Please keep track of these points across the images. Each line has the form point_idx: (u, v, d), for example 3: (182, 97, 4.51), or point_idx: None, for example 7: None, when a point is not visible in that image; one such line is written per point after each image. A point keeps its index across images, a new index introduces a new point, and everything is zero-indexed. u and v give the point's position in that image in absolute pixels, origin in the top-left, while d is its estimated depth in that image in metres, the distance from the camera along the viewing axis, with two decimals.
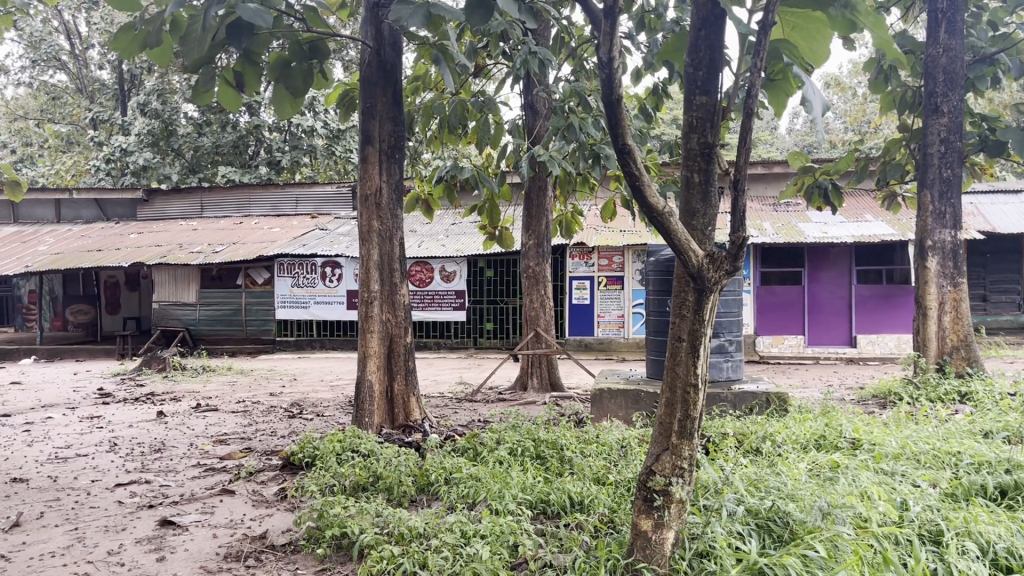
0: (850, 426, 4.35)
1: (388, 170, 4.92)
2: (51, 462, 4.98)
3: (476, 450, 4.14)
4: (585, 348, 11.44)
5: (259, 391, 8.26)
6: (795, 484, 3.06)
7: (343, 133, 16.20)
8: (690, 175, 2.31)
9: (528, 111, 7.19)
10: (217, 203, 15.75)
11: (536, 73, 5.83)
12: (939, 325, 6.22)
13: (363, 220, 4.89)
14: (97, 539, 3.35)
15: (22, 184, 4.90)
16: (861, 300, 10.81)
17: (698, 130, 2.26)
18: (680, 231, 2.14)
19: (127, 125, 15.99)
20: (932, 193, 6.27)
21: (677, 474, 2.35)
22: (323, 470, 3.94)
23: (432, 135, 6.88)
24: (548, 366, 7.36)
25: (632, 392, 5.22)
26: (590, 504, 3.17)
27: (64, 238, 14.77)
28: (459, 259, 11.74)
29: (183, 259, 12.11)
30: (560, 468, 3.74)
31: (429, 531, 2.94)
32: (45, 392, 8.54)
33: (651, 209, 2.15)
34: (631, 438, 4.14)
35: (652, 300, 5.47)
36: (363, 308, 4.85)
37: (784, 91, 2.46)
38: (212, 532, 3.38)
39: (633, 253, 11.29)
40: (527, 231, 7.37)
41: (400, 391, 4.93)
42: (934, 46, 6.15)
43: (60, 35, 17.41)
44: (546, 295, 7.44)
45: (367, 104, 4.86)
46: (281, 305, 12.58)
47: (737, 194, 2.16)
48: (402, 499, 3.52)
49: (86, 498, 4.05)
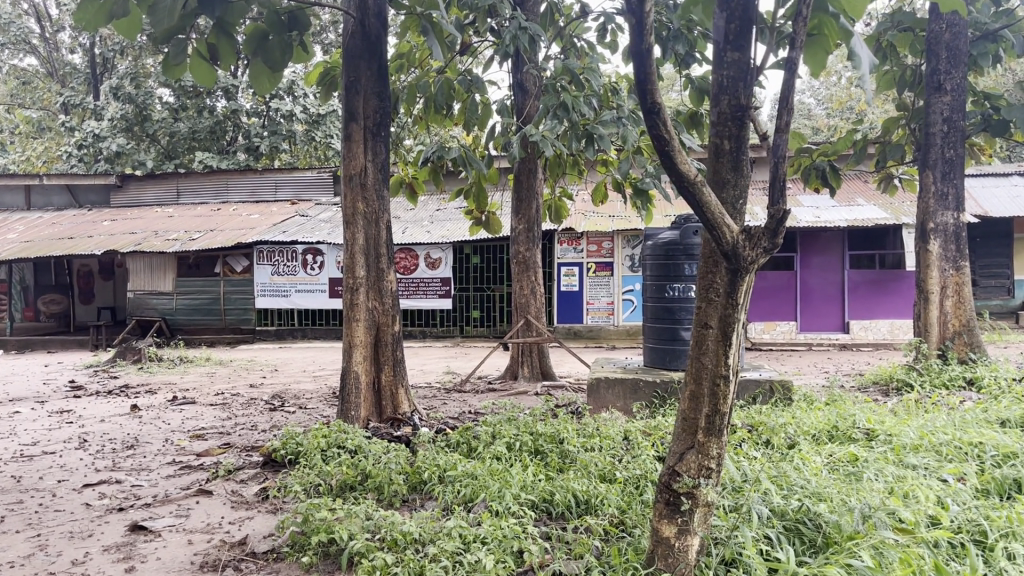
0: (863, 416, 4.13)
1: (373, 149, 4.65)
2: (16, 461, 4.68)
3: (470, 446, 3.90)
4: (574, 335, 11.22)
5: (239, 383, 7.98)
6: (818, 480, 2.86)
7: (324, 118, 15.86)
8: (719, 141, 2.06)
9: (517, 91, 6.92)
10: (194, 190, 15.39)
11: (526, 51, 5.55)
12: (941, 310, 6.05)
13: (347, 202, 4.61)
14: (61, 547, 3.07)
15: None
16: (854, 286, 10.64)
17: (729, 92, 2.02)
18: (715, 204, 1.90)
19: (100, 109, 15.52)
20: (935, 174, 6.06)
21: (705, 475, 2.12)
22: (308, 468, 3.66)
23: (417, 115, 6.60)
24: (539, 355, 7.14)
25: (630, 381, 5.00)
26: (598, 506, 2.94)
27: (35, 226, 14.32)
28: (444, 245, 11.47)
29: (158, 247, 11.75)
30: (562, 464, 3.51)
31: (426, 537, 2.69)
32: (14, 385, 8.20)
33: (684, 179, 1.90)
34: (636, 430, 3.91)
35: (651, 285, 5.28)
36: (349, 295, 4.58)
37: (823, 50, 2.23)
38: (187, 538, 3.12)
39: (623, 238, 11.06)
40: (516, 215, 7.10)
41: (387, 382, 4.67)
42: (936, 22, 5.91)
43: (29, 18, 16.93)
44: (536, 281, 7.19)
45: (350, 79, 4.59)
46: (261, 293, 12.25)
47: (778, 159, 1.89)
48: (393, 500, 3.28)
49: (51, 500, 3.77)
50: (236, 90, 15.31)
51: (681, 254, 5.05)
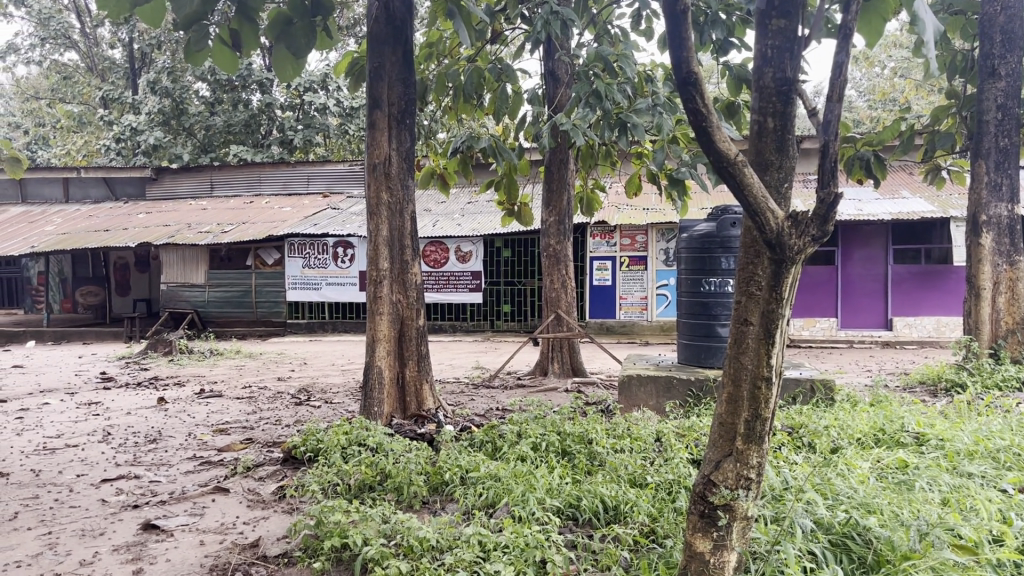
0: (912, 419, 3.90)
1: (398, 137, 4.50)
2: (37, 454, 4.62)
3: (495, 445, 3.75)
4: (606, 331, 11.04)
5: (267, 376, 7.92)
6: (866, 489, 2.66)
7: (358, 111, 15.85)
8: (762, 119, 1.87)
9: (549, 79, 6.74)
10: (227, 182, 15.43)
11: (558, 37, 5.35)
12: (993, 307, 5.77)
13: (371, 191, 4.48)
14: (70, 546, 2.97)
15: (22, 160, 4.52)
16: (898, 280, 10.29)
17: (774, 64, 1.82)
18: (757, 187, 1.72)
19: (138, 103, 15.63)
20: (988, 164, 5.73)
21: (744, 486, 1.94)
22: (327, 467, 3.53)
23: (446, 105, 6.43)
24: (570, 350, 6.96)
25: (663, 379, 4.81)
26: (628, 513, 2.76)
27: (72, 218, 14.46)
28: (474, 239, 11.33)
29: (191, 239, 11.77)
30: (590, 466, 3.34)
31: (444, 544, 2.55)
32: (47, 376, 8.22)
33: (720, 156, 1.72)
34: (669, 431, 3.74)
35: (686, 280, 5.08)
36: (372, 288, 4.45)
37: (880, 14, 2.07)
38: (199, 539, 3.00)
39: (657, 231, 10.81)
40: (547, 207, 6.92)
41: (412, 377, 4.53)
42: (991, 4, 5.56)
43: (70, 14, 17.11)
44: (567, 275, 7.00)
45: (374, 64, 4.43)
46: (292, 286, 12.23)
47: (828, 137, 1.70)
48: (412, 502, 3.14)
49: (67, 496, 3.68)
50: (270, 84, 15.33)
51: (718, 247, 4.82)
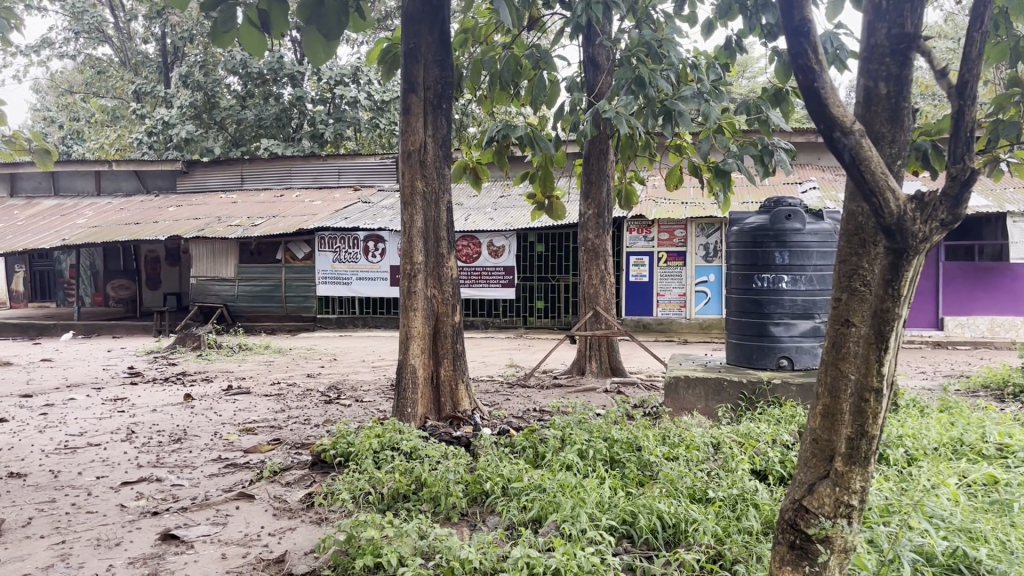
0: (993, 428, 3.57)
1: (433, 122, 4.26)
2: (58, 453, 4.44)
3: (537, 451, 3.49)
4: (643, 328, 10.74)
5: (296, 372, 7.74)
6: (960, 510, 2.36)
7: (389, 105, 15.71)
8: (873, 85, 1.64)
9: (589, 67, 6.47)
10: (257, 175, 15.26)
11: (599, 21, 4.98)
12: None
13: (405, 180, 4.25)
14: (84, 559, 2.76)
15: (53, 154, 4.22)
16: (950, 277, 9.85)
17: (890, 18, 1.59)
18: (877, 161, 1.47)
19: (170, 97, 15.62)
20: None
21: (845, 515, 1.65)
22: (358, 473, 3.30)
23: (481, 94, 6.13)
24: (609, 350, 6.69)
25: (712, 381, 4.52)
26: (690, 534, 2.50)
27: (104, 211, 14.42)
28: (507, 233, 11.06)
29: (221, 232, 11.66)
30: (642, 478, 3.08)
31: (488, 567, 2.29)
32: (75, 371, 8.08)
33: (832, 122, 1.52)
34: (725, 439, 3.47)
35: (735, 276, 4.78)
36: (406, 282, 4.21)
37: None
38: (221, 552, 2.78)
39: (696, 226, 10.49)
40: (585, 199, 6.63)
41: (446, 376, 4.29)
42: None
43: (105, 9, 17.09)
44: (606, 270, 6.72)
45: (409, 46, 4.17)
46: (322, 280, 12.05)
47: (964, 101, 1.43)
48: (450, 514, 2.89)
49: (86, 500, 3.49)
50: (302, 77, 15.24)
51: (772, 240, 4.51)
